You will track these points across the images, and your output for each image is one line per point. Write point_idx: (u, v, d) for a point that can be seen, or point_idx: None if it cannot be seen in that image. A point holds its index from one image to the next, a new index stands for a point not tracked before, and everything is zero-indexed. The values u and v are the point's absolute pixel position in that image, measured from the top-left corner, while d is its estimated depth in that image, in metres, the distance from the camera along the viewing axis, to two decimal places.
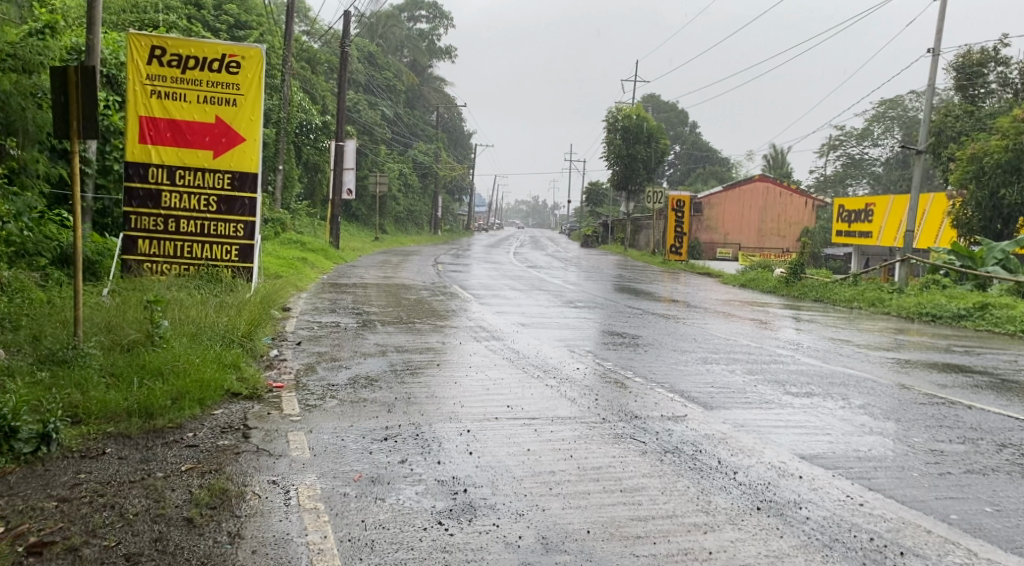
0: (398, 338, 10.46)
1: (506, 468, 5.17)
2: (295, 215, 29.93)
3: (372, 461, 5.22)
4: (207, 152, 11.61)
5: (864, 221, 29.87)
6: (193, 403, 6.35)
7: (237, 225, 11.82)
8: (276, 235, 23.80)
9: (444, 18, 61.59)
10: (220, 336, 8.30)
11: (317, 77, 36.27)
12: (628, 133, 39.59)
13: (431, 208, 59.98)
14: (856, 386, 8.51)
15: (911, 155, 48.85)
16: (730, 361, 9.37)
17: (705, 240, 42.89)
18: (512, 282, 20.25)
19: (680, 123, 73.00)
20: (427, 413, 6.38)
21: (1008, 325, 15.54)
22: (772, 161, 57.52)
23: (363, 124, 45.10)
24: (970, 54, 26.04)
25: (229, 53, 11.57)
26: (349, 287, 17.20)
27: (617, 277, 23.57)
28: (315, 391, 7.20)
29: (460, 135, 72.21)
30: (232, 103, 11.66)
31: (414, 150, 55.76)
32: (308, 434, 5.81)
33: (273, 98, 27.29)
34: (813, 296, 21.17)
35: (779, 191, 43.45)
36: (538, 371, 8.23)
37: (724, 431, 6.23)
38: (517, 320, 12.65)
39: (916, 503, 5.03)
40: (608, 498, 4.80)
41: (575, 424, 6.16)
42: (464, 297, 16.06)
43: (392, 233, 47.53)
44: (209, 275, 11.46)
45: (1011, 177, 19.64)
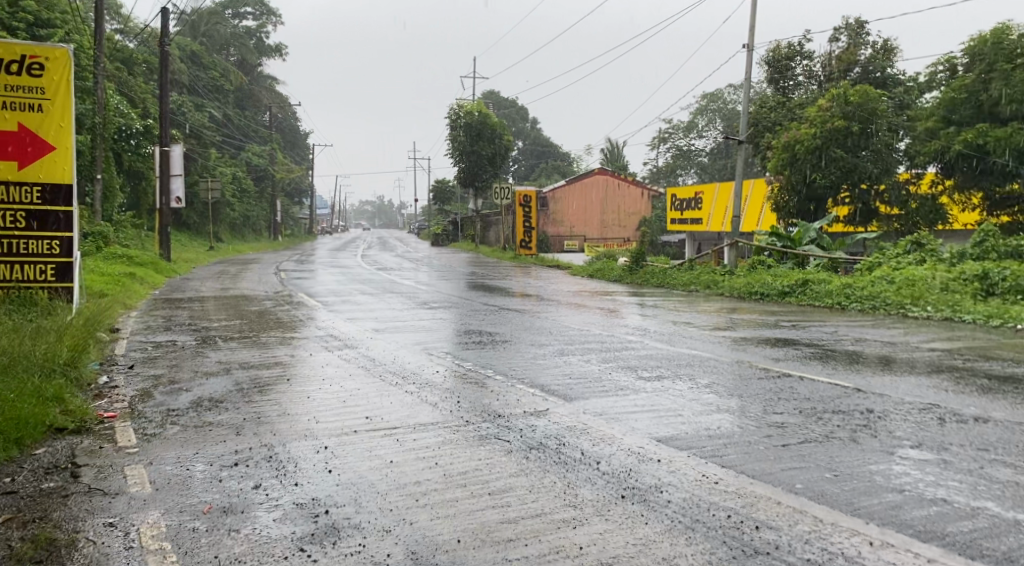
0: (242, 353, 9.92)
1: (369, 483, 4.93)
2: (121, 227, 28.04)
3: (222, 489, 4.85)
4: (10, 163, 10.56)
5: (694, 209, 31.32)
6: (8, 444, 5.71)
7: (52, 242, 10.84)
8: (99, 250, 22.17)
9: (272, 15, 59.47)
10: (39, 366, 7.54)
11: (137, 80, 34.12)
12: (471, 130, 39.86)
13: (270, 213, 57.96)
14: (701, 366, 8.80)
15: (732, 145, 51.68)
16: (583, 351, 9.47)
17: (552, 233, 43.84)
18: (361, 285, 19.80)
19: (520, 120, 74.09)
20: (281, 432, 6.02)
21: (828, 298, 16.67)
22: (608, 154, 59.37)
23: (191, 128, 42.94)
24: (778, 49, 27.61)
25: (30, 54, 10.61)
26: (186, 301, 16.22)
27: (467, 274, 23.59)
28: (154, 418, 6.65)
29: (296, 136, 70.16)
30: (38, 109, 10.68)
31: (249, 154, 53.68)
32: (147, 467, 5.34)
33: (86, 101, 25.37)
34: (653, 282, 21.98)
35: (618, 182, 44.76)
36: (394, 376, 8.00)
37: (584, 422, 6.25)
38: (368, 325, 12.32)
39: (766, 476, 5.20)
40: (476, 503, 4.67)
41: (437, 429, 5.99)
42: (312, 304, 15.51)
43: (230, 242, 45.53)
44: (21, 299, 10.45)
45: (820, 163, 21.08)
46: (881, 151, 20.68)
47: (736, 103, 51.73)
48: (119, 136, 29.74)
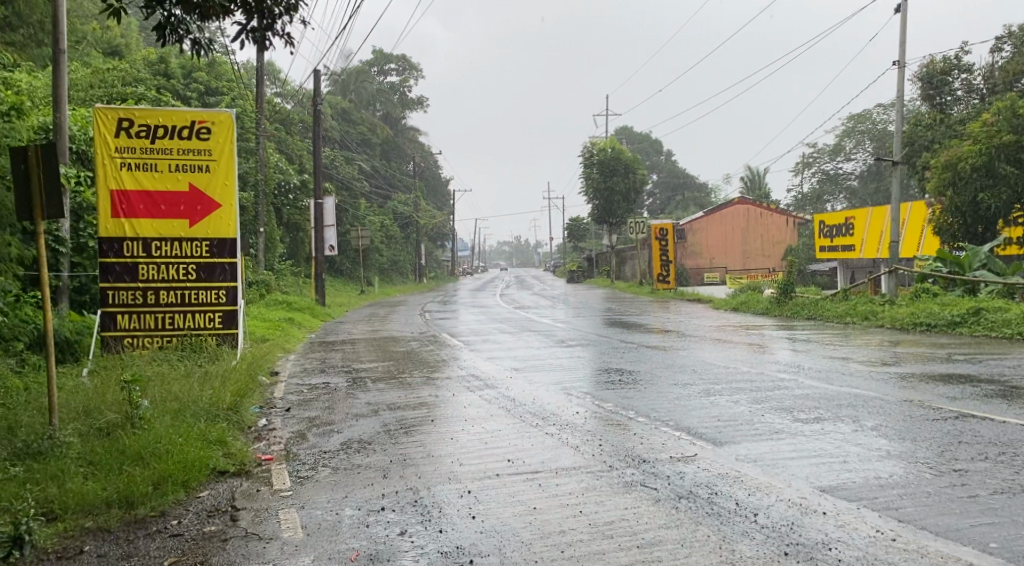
0: (390, 395, 10.11)
1: (513, 532, 4.82)
2: (279, 275, 29.65)
3: (369, 536, 4.87)
4: (183, 221, 11.34)
5: (846, 235, 29.80)
6: (177, 486, 6.01)
7: (219, 291, 11.51)
8: (261, 298, 23.51)
9: (413, 69, 61.94)
10: (204, 411, 7.95)
11: (291, 137, 36.25)
12: (605, 166, 39.87)
13: (415, 256, 59.87)
14: (865, 407, 8.20)
15: (885, 167, 49.02)
16: (733, 391, 9.05)
17: (690, 266, 42.84)
18: (502, 324, 19.94)
19: (657, 153, 73.57)
20: (425, 476, 6.04)
21: (1005, 328, 15.33)
22: (749, 183, 57.72)
23: (341, 179, 45.14)
24: (933, 63, 26.05)
25: (198, 119, 11.35)
26: (337, 344, 16.84)
27: (607, 311, 23.35)
28: (307, 461, 6.84)
29: (438, 182, 72.39)
30: (205, 169, 11.41)
31: (394, 201, 55.77)
32: (299, 510, 5.47)
33: (247, 160, 27.09)
34: (805, 314, 20.97)
35: (759, 211, 43.38)
36: (536, 418, 7.88)
37: (736, 468, 5.91)
38: (511, 365, 12.33)
39: (950, 533, 4.72)
40: (626, 557, 4.46)
41: (581, 475, 5.82)
42: (456, 345, 15.72)
43: (378, 285, 47.29)
44: (191, 346, 11.11)
45: (988, 182, 19.61)
46: None
47: (887, 123, 49.11)
48: (278, 191, 31.60)
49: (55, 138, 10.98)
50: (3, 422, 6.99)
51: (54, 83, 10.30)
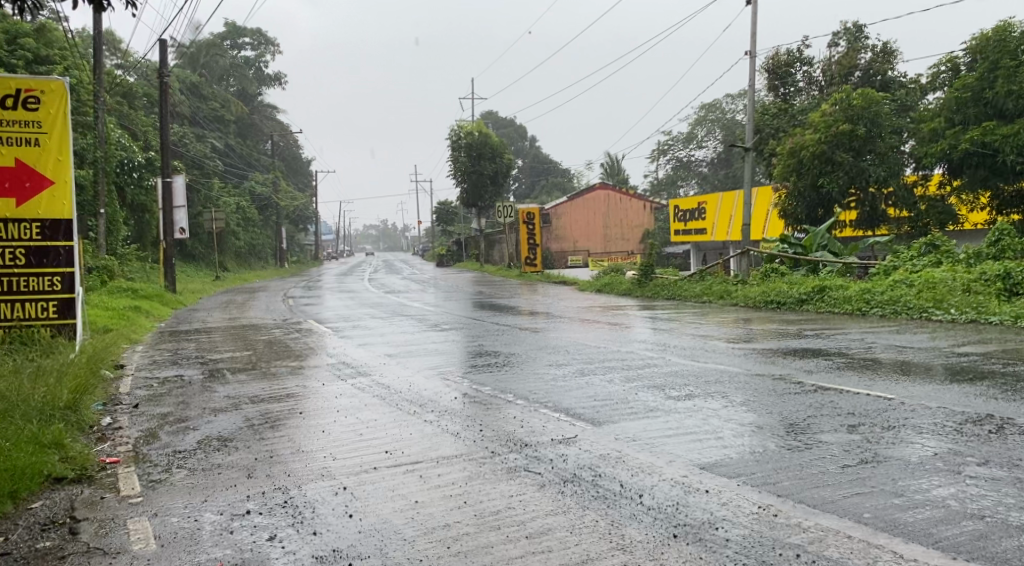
0: (251, 386, 9.50)
1: (393, 529, 4.43)
2: (124, 259, 27.75)
3: (234, 543, 4.38)
4: (9, 200, 10.22)
5: (698, 219, 30.86)
6: (3, 498, 5.31)
7: (53, 278, 10.47)
8: (103, 285, 21.88)
9: (269, 44, 59.49)
10: (38, 411, 7.14)
11: (135, 112, 33.94)
12: (470, 150, 39.62)
13: (274, 239, 57.83)
14: (731, 382, 8.35)
15: (734, 154, 51.28)
16: (605, 370, 9.01)
17: (556, 249, 43.54)
18: (369, 309, 19.37)
19: (519, 137, 74.22)
20: (294, 473, 5.59)
21: (848, 305, 16.17)
22: (609, 168, 59.05)
23: (192, 158, 42.84)
24: (778, 55, 27.24)
25: (25, 88, 10.28)
26: (191, 333, 15.82)
27: (475, 294, 23.19)
28: (160, 462, 6.25)
29: (298, 163, 70.07)
30: (35, 143, 10.33)
31: (250, 182, 53.54)
32: (152, 518, 4.92)
33: (85, 136, 25.05)
34: (665, 294, 21.53)
35: (619, 196, 44.27)
36: (411, 405, 7.53)
37: (618, 449, 5.79)
38: (380, 351, 11.89)
39: (827, 505, 4.75)
40: (515, 549, 4.19)
41: (461, 463, 5.53)
42: (321, 331, 15.08)
43: (234, 271, 45.30)
44: (22, 339, 10.04)
45: (825, 168, 20.67)
46: (887, 154, 20.39)
47: (735, 112, 51.36)
48: (120, 169, 29.56)
49: None
50: None
51: None
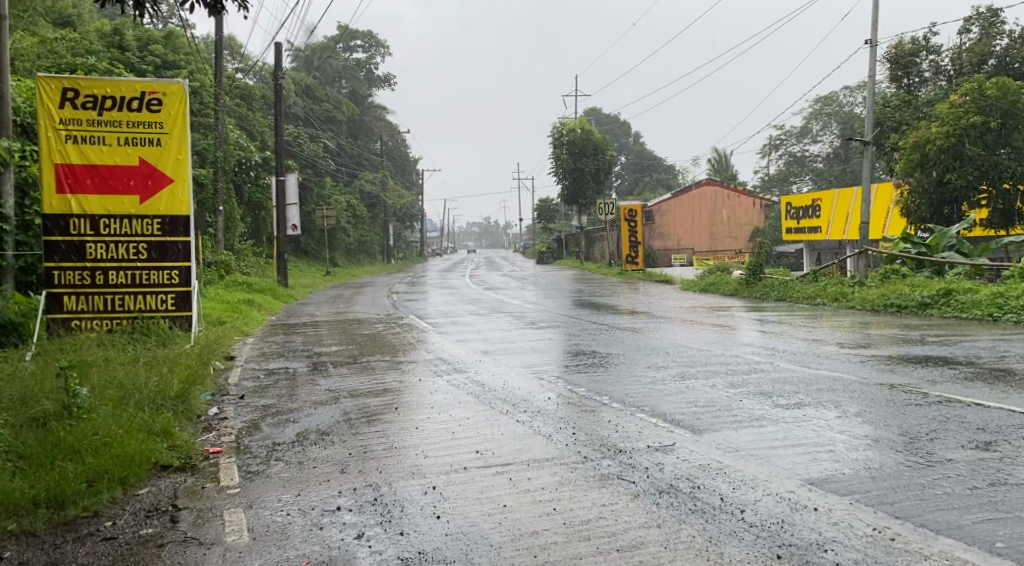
0: (352, 380, 9.64)
1: (480, 533, 4.30)
2: (241, 255, 28.88)
3: (322, 540, 4.34)
4: (133, 198, 10.70)
5: (812, 217, 29.66)
6: (113, 484, 5.49)
7: (171, 271, 10.94)
8: (221, 279, 22.82)
9: (380, 46, 60.84)
10: (150, 399, 7.38)
11: (253, 114, 35.28)
12: (573, 147, 39.37)
13: (382, 236, 59.16)
14: (845, 391, 7.89)
15: (852, 149, 49.15)
16: (709, 374, 8.69)
17: (658, 247, 42.72)
18: (470, 306, 19.48)
19: (624, 134, 73.47)
20: (386, 470, 5.57)
21: (975, 310, 15.17)
22: (717, 164, 57.68)
23: (306, 158, 44.26)
24: (902, 44, 25.88)
25: (148, 90, 10.69)
26: (299, 327, 16.26)
27: (577, 292, 23.00)
28: (259, 453, 6.36)
29: (405, 162, 71.42)
30: (156, 143, 10.78)
31: (360, 181, 54.95)
32: (246, 510, 4.98)
33: (206, 137, 26.19)
34: (774, 295, 20.77)
35: (727, 193, 43.13)
36: (505, 405, 7.44)
37: (719, 459, 5.51)
38: (477, 348, 11.87)
39: (953, 530, 4.37)
40: (606, 562, 3.99)
41: (553, 467, 5.39)
42: (422, 327, 15.21)
43: (344, 267, 46.54)
44: (142, 329, 10.50)
45: (954, 163, 19.39)
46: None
47: (854, 105, 49.23)
48: (238, 169, 30.80)
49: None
50: None
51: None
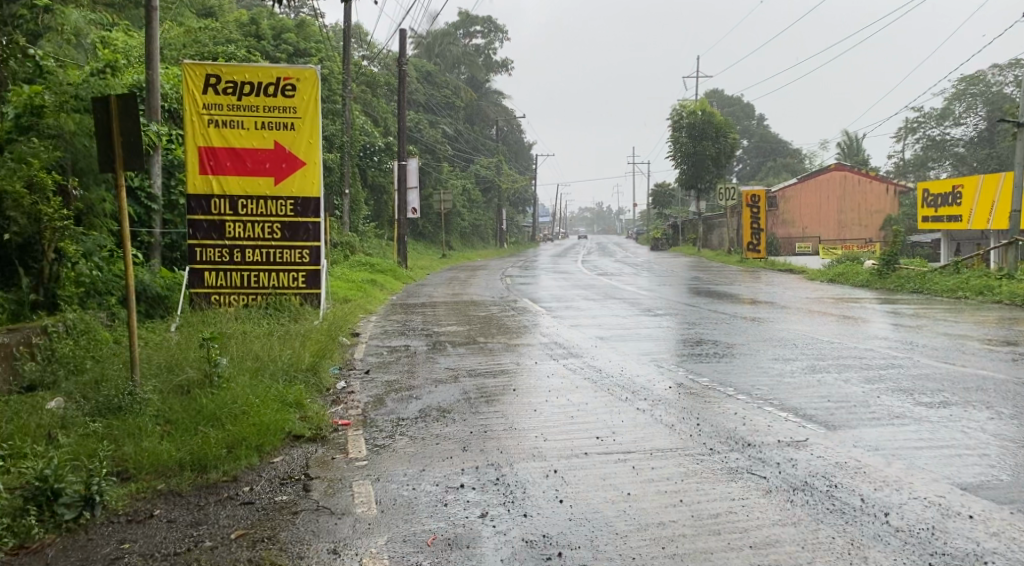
0: (471, 359, 9.79)
1: (605, 521, 4.24)
2: (364, 237, 29.81)
3: (447, 517, 4.40)
4: (268, 179, 11.18)
5: (952, 205, 27.98)
6: (250, 450, 5.77)
7: (302, 251, 11.33)
8: (345, 259, 23.59)
9: (499, 31, 61.20)
10: (284, 370, 7.75)
11: (377, 100, 36.17)
12: (694, 130, 38.57)
13: (495, 221, 59.74)
14: (994, 391, 7.41)
15: (998, 132, 46.06)
16: (841, 368, 8.34)
17: (782, 235, 41.00)
18: (585, 291, 19.44)
19: (746, 118, 71.41)
20: (507, 450, 5.62)
21: None
22: (847, 148, 55.31)
23: (426, 143, 45.16)
24: None
25: (283, 76, 11.10)
26: (418, 307, 16.62)
27: (695, 279, 22.59)
28: (385, 427, 6.54)
29: (520, 147, 71.76)
30: (290, 127, 11.19)
31: (477, 166, 55.64)
32: (373, 483, 5.12)
33: (334, 123, 27.02)
34: (909, 286, 19.74)
35: (856, 178, 41.42)
36: (625, 391, 7.39)
37: (856, 458, 5.25)
38: (594, 333, 11.82)
39: None
40: (739, 559, 3.82)
41: (678, 458, 5.29)
42: (536, 310, 15.27)
43: (459, 250, 47.26)
44: (275, 305, 10.97)
45: None
46: None
47: (1002, 86, 46.05)
48: (362, 154, 31.68)
49: (148, 96, 11.27)
50: (93, 375, 7.22)
51: (148, 42, 10.65)
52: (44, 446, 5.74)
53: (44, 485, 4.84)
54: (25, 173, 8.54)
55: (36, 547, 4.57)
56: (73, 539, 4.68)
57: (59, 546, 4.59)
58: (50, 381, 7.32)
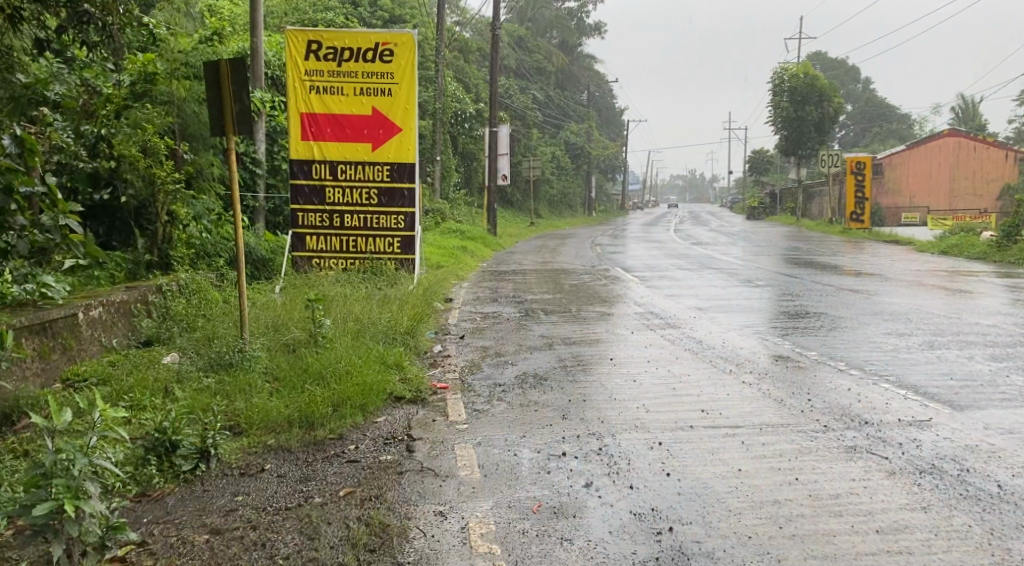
0: (565, 327, 9.75)
1: (717, 497, 4.12)
2: (455, 204, 30.03)
3: (551, 485, 4.37)
4: (366, 145, 11.28)
5: None
6: (354, 409, 5.89)
7: (398, 217, 11.42)
8: (436, 226, 23.83)
9: None
10: (384, 333, 7.87)
11: (469, 66, 36.16)
12: (795, 95, 37.24)
13: (584, 188, 59.33)
14: None
15: None
16: (961, 345, 7.91)
17: (888, 204, 39.96)
18: (678, 260, 19.11)
19: (851, 81, 68.47)
20: (609, 420, 5.56)
21: None
22: (963, 113, 52.51)
23: (516, 109, 45.02)
24: None
25: (382, 41, 11.09)
26: (509, 274, 16.67)
27: (793, 250, 21.91)
28: (483, 392, 6.56)
29: (611, 113, 70.81)
30: (388, 93, 11.19)
31: (567, 132, 55.21)
32: (476, 447, 5.14)
33: (427, 90, 27.15)
34: None
35: (973, 145, 39.06)
36: (728, 363, 7.22)
37: (987, 441, 4.93)
38: (690, 303, 11.59)
39: None
40: (864, 544, 3.62)
41: (790, 434, 5.12)
42: (629, 279, 15.08)
43: (548, 218, 47.16)
44: (372, 269, 11.14)
45: None
46: None
47: None
48: (454, 120, 31.80)
49: (253, 64, 11.57)
50: (203, 332, 7.51)
51: (253, 10, 10.90)
52: (162, 399, 6.01)
53: (163, 436, 5.05)
54: (140, 137, 8.83)
55: (157, 495, 4.77)
56: (190, 489, 4.87)
57: (177, 495, 4.78)
58: (166, 338, 7.66)
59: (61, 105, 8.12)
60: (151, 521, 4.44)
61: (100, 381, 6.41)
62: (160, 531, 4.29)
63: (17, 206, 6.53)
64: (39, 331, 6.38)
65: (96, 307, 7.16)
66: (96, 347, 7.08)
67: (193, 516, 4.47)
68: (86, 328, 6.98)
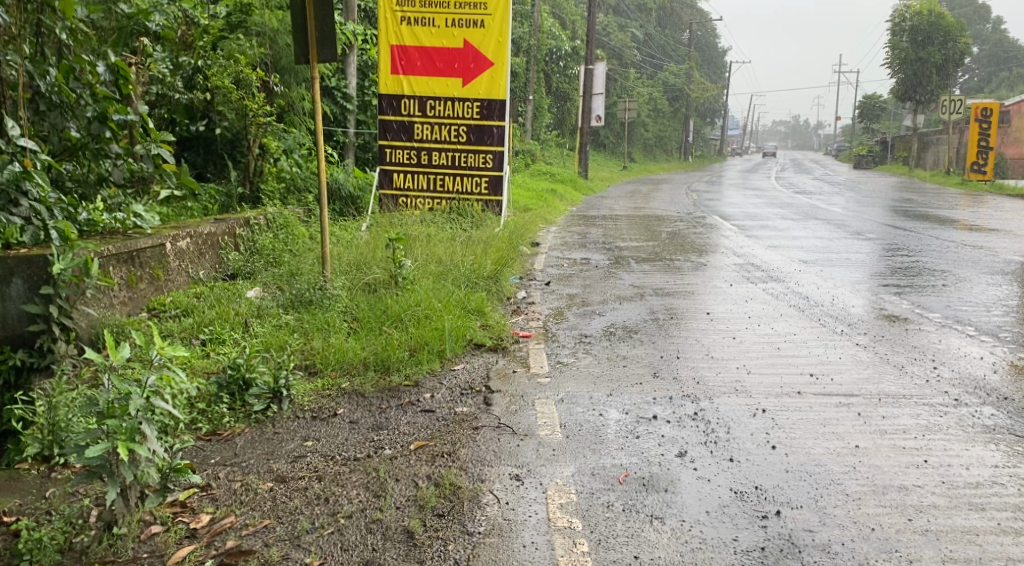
0: (657, 276, 9.24)
1: (831, 478, 3.64)
2: (546, 144, 29.46)
3: (640, 452, 3.95)
4: (456, 80, 10.83)
5: None
6: (432, 355, 5.59)
7: (487, 155, 10.97)
8: (527, 167, 23.39)
9: None
10: (467, 276, 7.53)
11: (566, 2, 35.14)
12: (917, 34, 34.95)
13: (681, 132, 57.59)
14: None
15: None
16: None
17: (1013, 155, 37.03)
18: (779, 210, 18.15)
19: (980, 21, 63.85)
20: (705, 382, 5.08)
21: None
22: None
23: (613, 48, 43.85)
24: None
25: None
26: (599, 219, 16.14)
27: (906, 201, 20.55)
28: (568, 344, 6.17)
29: (714, 53, 68.21)
30: (481, 25, 10.69)
31: (665, 73, 53.53)
32: (557, 404, 4.76)
33: (522, 26, 26.43)
34: None
35: None
36: (838, 324, 6.61)
37: None
38: (795, 255, 10.86)
39: None
40: (1013, 546, 3.10)
41: (913, 408, 4.55)
42: (727, 228, 14.35)
43: (642, 162, 46.00)
44: (458, 209, 10.79)
45: None
46: None
47: None
48: (548, 58, 31.07)
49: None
50: (287, 268, 7.34)
51: None
52: (240, 333, 5.85)
53: (235, 374, 4.88)
54: (234, 69, 8.57)
55: (227, 435, 4.57)
56: (261, 431, 4.63)
57: (247, 437, 4.56)
58: (250, 272, 7.50)
59: (163, 35, 8.00)
60: (218, 463, 4.23)
61: (184, 313, 6.28)
62: (226, 474, 4.08)
63: (111, 134, 6.26)
64: (127, 260, 6.20)
65: (184, 239, 7.00)
66: (183, 279, 6.94)
67: (260, 461, 4.22)
68: (173, 259, 6.82)
